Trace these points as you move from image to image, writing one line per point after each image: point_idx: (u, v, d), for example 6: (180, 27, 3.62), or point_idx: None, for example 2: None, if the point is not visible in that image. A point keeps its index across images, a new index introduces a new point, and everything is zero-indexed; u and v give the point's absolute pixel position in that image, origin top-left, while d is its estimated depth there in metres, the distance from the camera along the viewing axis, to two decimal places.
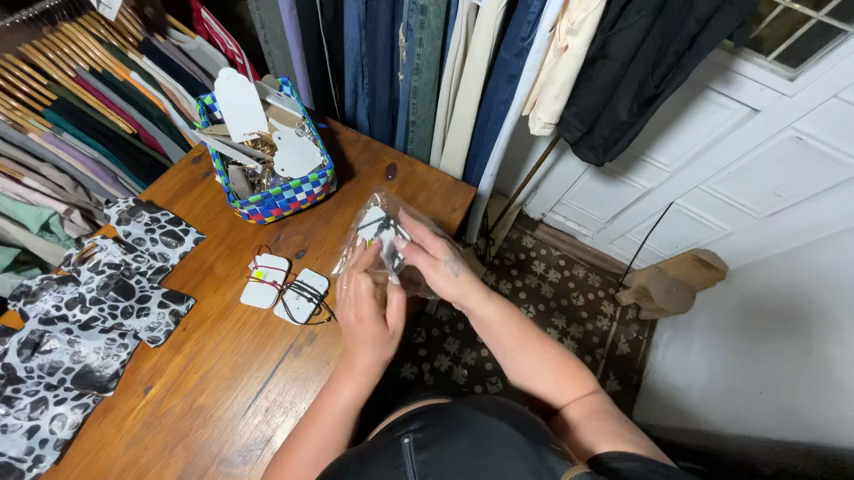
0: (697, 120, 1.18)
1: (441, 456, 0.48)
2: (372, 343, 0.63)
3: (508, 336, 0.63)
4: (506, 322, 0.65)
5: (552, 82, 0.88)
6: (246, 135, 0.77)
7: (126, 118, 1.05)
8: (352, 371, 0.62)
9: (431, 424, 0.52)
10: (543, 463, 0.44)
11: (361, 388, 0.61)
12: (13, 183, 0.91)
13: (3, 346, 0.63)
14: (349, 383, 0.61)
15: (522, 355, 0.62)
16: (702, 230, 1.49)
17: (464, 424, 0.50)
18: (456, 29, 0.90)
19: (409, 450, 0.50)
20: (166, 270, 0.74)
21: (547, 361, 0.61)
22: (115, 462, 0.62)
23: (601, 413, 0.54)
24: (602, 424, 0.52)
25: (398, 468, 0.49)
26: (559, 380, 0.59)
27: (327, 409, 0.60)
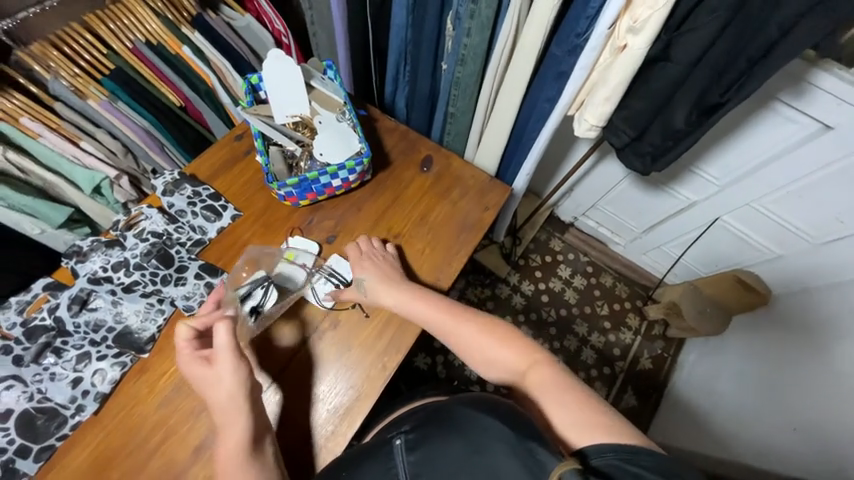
0: (757, 131, 1.10)
1: (435, 452, 0.51)
2: (218, 373, 0.60)
3: (451, 320, 0.69)
4: (448, 312, 0.70)
5: (605, 83, 0.84)
6: (288, 117, 0.77)
7: (175, 91, 1.08)
8: (223, 410, 0.59)
9: (423, 425, 0.56)
10: (534, 457, 0.45)
11: (241, 418, 0.58)
12: (72, 146, 0.97)
13: (56, 300, 0.67)
14: (230, 420, 0.58)
15: (466, 336, 0.67)
16: (749, 250, 1.39)
17: (457, 425, 0.52)
18: (507, 22, 0.87)
19: (400, 448, 0.53)
20: (204, 242, 0.76)
21: (492, 337, 0.66)
22: (146, 419, 0.65)
23: (562, 386, 0.56)
24: (561, 399, 0.54)
25: (390, 469, 0.52)
26: (514, 353, 0.63)
27: (226, 460, 0.56)
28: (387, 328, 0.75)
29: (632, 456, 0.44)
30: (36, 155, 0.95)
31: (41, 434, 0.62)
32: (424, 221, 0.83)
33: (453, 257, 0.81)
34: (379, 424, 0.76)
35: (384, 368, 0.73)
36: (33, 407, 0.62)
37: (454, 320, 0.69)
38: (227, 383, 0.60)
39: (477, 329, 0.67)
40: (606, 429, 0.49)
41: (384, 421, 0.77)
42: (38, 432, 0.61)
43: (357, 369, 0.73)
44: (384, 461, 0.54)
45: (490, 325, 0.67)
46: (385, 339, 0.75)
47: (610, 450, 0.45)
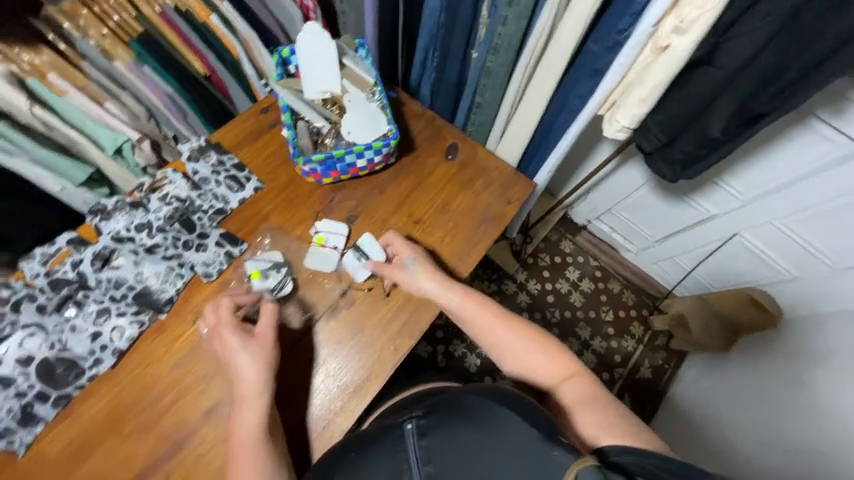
0: (790, 149, 1.07)
1: (447, 438, 0.51)
2: (243, 360, 0.63)
3: (486, 319, 0.70)
4: (484, 311, 0.70)
5: (641, 84, 0.81)
6: (318, 93, 0.76)
7: (201, 59, 1.08)
8: (245, 393, 0.62)
9: (434, 410, 0.56)
10: (549, 455, 0.44)
11: (259, 405, 0.61)
12: (97, 105, 0.97)
13: (79, 255, 0.68)
14: (248, 407, 0.61)
15: (501, 337, 0.68)
16: (764, 268, 1.36)
17: (468, 413, 0.53)
18: (546, 13, 0.85)
19: (412, 432, 0.54)
20: (225, 212, 0.76)
21: (529, 341, 0.66)
22: (159, 379, 0.66)
23: (596, 399, 0.57)
24: (595, 411, 0.56)
25: (400, 452, 0.54)
26: (549, 361, 0.64)
27: (239, 444, 0.59)
28: (398, 316, 0.75)
29: (651, 457, 0.44)
30: (60, 111, 0.95)
31: (60, 383, 0.63)
32: (446, 210, 0.83)
33: (473, 248, 0.81)
34: (381, 407, 0.79)
35: (396, 351, 0.74)
36: (53, 356, 0.63)
37: (489, 319, 0.69)
38: (250, 369, 0.62)
39: (513, 331, 0.68)
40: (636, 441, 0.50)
41: (382, 406, 0.79)
42: (58, 380, 0.63)
43: (367, 351, 0.73)
44: (395, 444, 0.55)
45: (528, 328, 0.68)
46: (394, 328, 0.75)
47: (632, 453, 0.45)
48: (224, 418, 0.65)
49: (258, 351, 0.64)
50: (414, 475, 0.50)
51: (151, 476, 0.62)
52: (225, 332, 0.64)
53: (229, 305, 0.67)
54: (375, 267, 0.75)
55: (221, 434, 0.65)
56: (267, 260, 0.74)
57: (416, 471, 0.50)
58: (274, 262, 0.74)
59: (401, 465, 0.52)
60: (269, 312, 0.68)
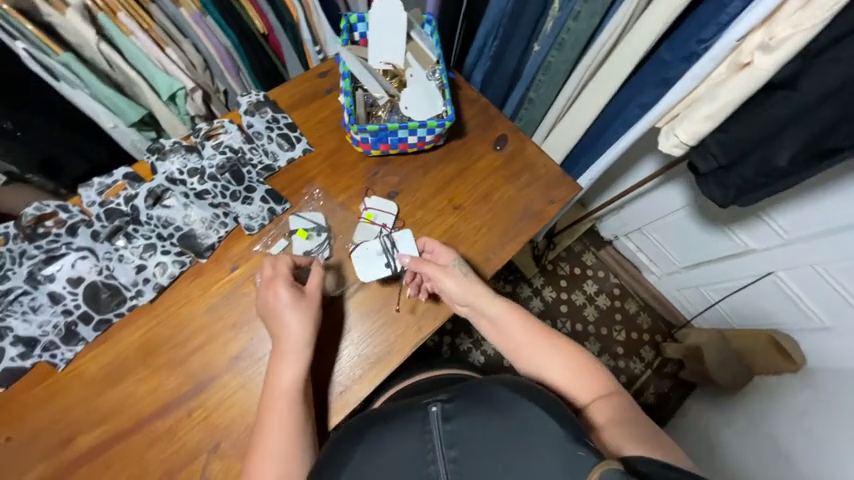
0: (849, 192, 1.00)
1: (471, 426, 0.52)
2: (291, 319, 0.65)
3: (518, 333, 0.70)
4: (518, 322, 0.71)
5: (711, 99, 0.76)
6: (381, 63, 0.77)
7: (262, 18, 1.09)
8: (287, 350, 0.64)
9: (457, 395, 0.56)
10: (575, 453, 0.46)
11: (299, 363, 0.64)
12: (158, 50, 0.97)
13: (133, 190, 0.70)
14: (289, 364, 0.64)
15: (533, 350, 0.68)
16: (792, 313, 1.29)
17: (497, 403, 0.53)
18: (621, 13, 0.82)
19: (437, 415, 0.54)
20: (273, 169, 0.77)
21: (563, 354, 0.67)
22: (193, 319, 0.69)
23: (627, 418, 0.59)
24: (626, 430, 0.57)
25: (426, 433, 0.53)
26: (581, 375, 0.65)
27: (276, 396, 0.62)
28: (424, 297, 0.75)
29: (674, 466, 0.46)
30: (123, 50, 0.95)
31: (104, 307, 0.66)
32: (486, 200, 0.82)
33: (508, 241, 0.80)
34: (402, 385, 0.84)
35: (419, 330, 0.74)
36: (101, 281, 0.67)
37: (523, 330, 0.70)
38: (296, 328, 0.65)
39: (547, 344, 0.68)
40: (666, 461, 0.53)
41: (390, 391, 0.86)
42: (101, 304, 0.66)
43: (391, 326, 0.74)
44: (417, 425, 0.54)
45: (563, 342, 0.69)
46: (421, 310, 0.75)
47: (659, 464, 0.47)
48: (248, 366, 0.68)
49: (305, 311, 0.66)
50: (437, 459, 0.50)
51: (174, 411, 0.65)
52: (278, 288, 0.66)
53: (287, 262, 0.69)
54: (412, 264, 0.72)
55: (243, 381, 0.67)
56: (311, 221, 0.76)
57: (440, 453, 0.51)
58: (318, 224, 0.75)
59: (425, 445, 0.52)
60: (315, 273, 0.70)
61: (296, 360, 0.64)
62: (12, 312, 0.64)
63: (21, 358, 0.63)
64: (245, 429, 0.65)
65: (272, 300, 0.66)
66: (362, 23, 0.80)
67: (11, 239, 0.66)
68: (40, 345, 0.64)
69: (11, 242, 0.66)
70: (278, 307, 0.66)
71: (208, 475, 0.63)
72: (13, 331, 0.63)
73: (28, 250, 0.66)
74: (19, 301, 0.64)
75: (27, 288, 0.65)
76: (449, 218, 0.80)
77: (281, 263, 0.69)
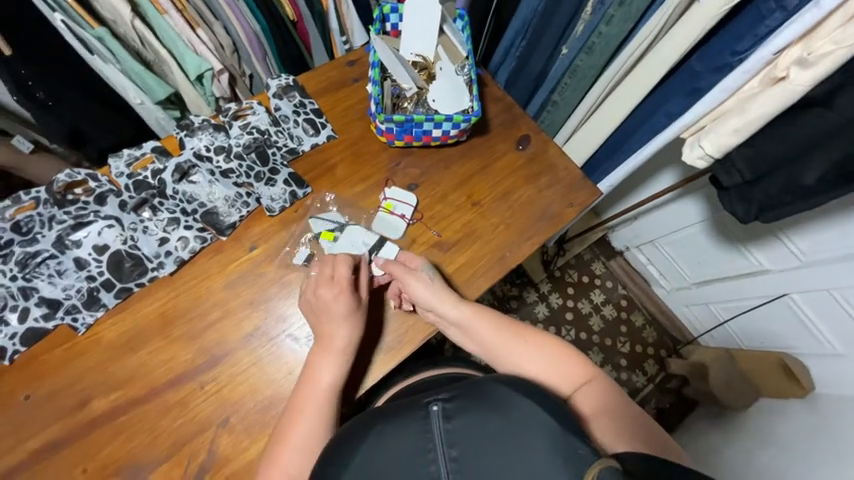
0: None
1: (472, 426, 0.51)
2: (343, 324, 0.66)
3: (494, 338, 0.69)
4: (494, 324, 0.70)
5: (740, 112, 0.74)
6: (412, 55, 0.79)
7: (292, 4, 1.09)
8: (328, 351, 0.65)
9: (458, 393, 0.55)
10: (575, 451, 0.47)
11: (340, 366, 0.65)
12: (190, 30, 0.97)
13: (161, 165, 0.72)
14: (329, 364, 0.64)
15: (511, 352, 0.67)
16: (805, 337, 1.27)
17: (502, 407, 0.52)
18: (655, 20, 0.81)
19: (437, 415, 0.53)
20: (297, 153, 0.78)
21: (541, 349, 0.66)
22: (211, 295, 0.70)
23: (611, 406, 0.60)
24: (611, 420, 0.58)
25: (426, 433, 0.52)
26: (565, 367, 0.64)
27: (310, 392, 0.62)
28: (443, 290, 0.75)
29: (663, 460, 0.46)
30: (156, 28, 0.96)
31: (126, 276, 0.68)
32: (505, 199, 0.82)
33: (524, 241, 0.80)
34: (407, 380, 0.84)
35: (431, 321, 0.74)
36: (125, 250, 0.68)
37: (498, 333, 0.69)
38: (348, 334, 0.66)
39: (524, 342, 0.68)
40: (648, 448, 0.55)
41: (391, 390, 0.84)
42: (124, 273, 0.68)
43: (403, 318, 0.74)
44: (418, 424, 0.54)
45: (538, 338, 0.68)
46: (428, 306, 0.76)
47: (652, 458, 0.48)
48: (261, 344, 0.69)
49: (354, 317, 0.67)
50: (438, 458, 0.50)
51: (187, 382, 0.66)
52: (339, 291, 0.67)
53: (348, 265, 0.69)
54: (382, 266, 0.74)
55: (255, 358, 0.68)
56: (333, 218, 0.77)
57: (440, 453, 0.51)
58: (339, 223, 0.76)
59: (426, 444, 0.52)
60: (367, 281, 0.71)
61: (340, 362, 0.65)
62: (38, 274, 0.66)
63: (44, 319, 0.65)
64: (256, 406, 0.66)
65: (329, 300, 0.66)
66: (394, 14, 0.80)
67: (41, 204, 0.67)
68: (63, 308, 0.65)
69: (41, 207, 0.67)
70: (336, 309, 0.66)
71: (215, 448, 0.64)
72: (39, 292, 0.65)
73: (57, 215, 0.67)
74: (45, 264, 0.66)
75: (54, 252, 0.66)
76: (467, 215, 0.80)
77: (340, 264, 0.69)
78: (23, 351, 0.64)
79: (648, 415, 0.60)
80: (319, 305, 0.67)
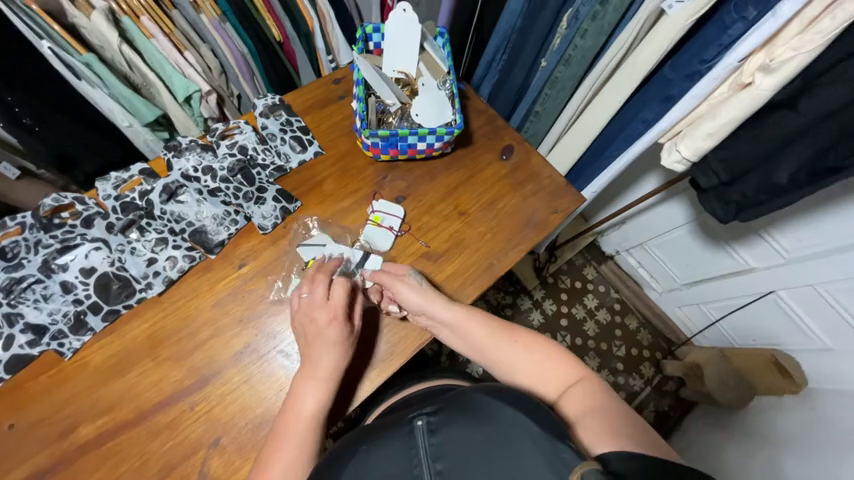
0: (842, 214, 1.02)
1: (455, 436, 0.52)
2: (331, 350, 0.65)
3: (484, 337, 0.70)
4: (484, 324, 0.71)
5: (712, 117, 0.77)
6: (395, 72, 0.83)
7: (278, 26, 1.13)
8: (313, 378, 0.64)
9: (443, 407, 0.57)
10: (557, 455, 0.47)
11: (324, 392, 0.63)
12: (177, 53, 0.99)
13: (149, 186, 0.72)
14: (313, 390, 0.63)
15: (501, 350, 0.68)
16: (795, 333, 1.29)
17: (487, 414, 0.53)
18: (628, 33, 0.85)
19: (422, 429, 0.54)
20: (284, 170, 0.79)
21: (531, 349, 0.67)
22: (200, 313, 0.70)
23: (600, 405, 0.57)
24: (599, 416, 0.55)
25: (412, 450, 0.53)
26: (555, 366, 0.64)
27: (294, 419, 0.61)
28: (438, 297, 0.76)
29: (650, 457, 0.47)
30: (144, 52, 0.97)
31: (113, 297, 0.67)
32: (491, 208, 0.84)
33: (512, 248, 0.81)
34: (404, 393, 0.84)
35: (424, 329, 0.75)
36: (112, 272, 0.68)
37: (488, 334, 0.70)
38: (335, 360, 0.65)
39: (514, 342, 0.68)
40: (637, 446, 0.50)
41: (383, 405, 0.84)
42: (111, 295, 0.67)
43: (395, 332, 0.75)
44: (404, 441, 0.54)
45: (528, 340, 0.68)
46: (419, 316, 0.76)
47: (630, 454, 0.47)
48: (252, 361, 0.69)
49: (342, 343, 0.66)
50: (423, 473, 0.50)
51: (177, 403, 0.65)
52: (333, 317, 0.66)
53: (344, 287, 0.68)
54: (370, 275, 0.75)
55: (246, 376, 0.68)
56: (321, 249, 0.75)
57: (425, 467, 0.50)
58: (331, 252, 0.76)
59: (411, 460, 0.52)
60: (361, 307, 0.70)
61: (323, 389, 0.63)
62: (24, 299, 0.65)
63: (29, 345, 0.64)
64: (248, 424, 0.65)
65: (323, 324, 0.66)
66: (377, 33, 0.83)
67: (27, 229, 0.67)
68: (49, 333, 0.65)
69: (27, 232, 0.67)
70: (328, 335, 0.65)
71: (206, 470, 0.63)
72: (24, 318, 0.64)
73: (43, 240, 0.67)
74: (31, 289, 0.65)
75: (40, 276, 0.66)
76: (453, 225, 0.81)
77: (336, 286, 0.68)
78: (7, 378, 0.63)
79: (643, 419, 0.55)
80: (312, 330, 0.66)
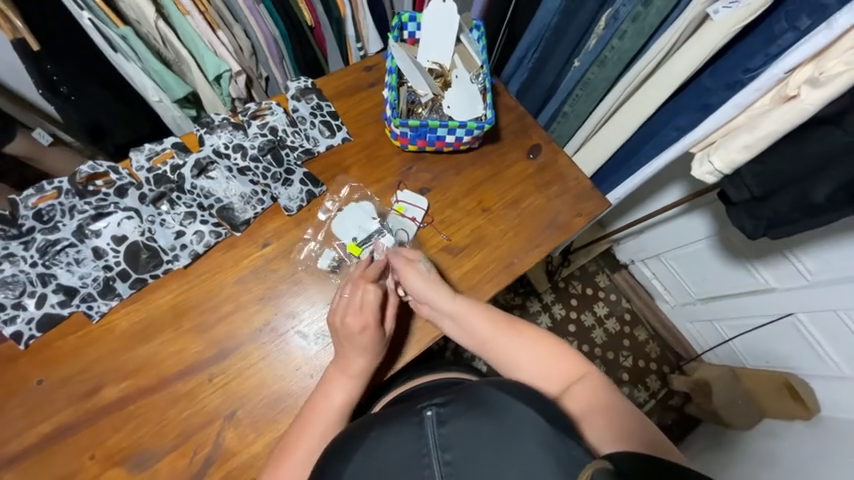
0: None
1: (465, 431, 0.52)
2: (364, 351, 0.66)
3: (490, 332, 0.69)
4: (490, 319, 0.70)
5: (750, 129, 0.74)
6: (429, 62, 0.82)
7: (311, 10, 1.12)
8: (342, 375, 0.65)
9: (453, 399, 0.57)
10: (567, 453, 0.48)
11: (354, 390, 0.65)
12: (210, 32, 1.00)
13: (181, 160, 0.74)
14: (342, 385, 0.65)
15: (506, 346, 0.67)
16: (812, 359, 1.25)
17: (499, 414, 0.52)
18: (668, 36, 0.82)
19: (432, 420, 0.54)
20: (312, 154, 0.80)
21: (537, 346, 0.66)
22: (223, 289, 0.71)
23: (606, 404, 0.58)
24: (606, 417, 0.56)
25: (421, 441, 0.53)
26: (560, 363, 0.64)
27: (319, 412, 0.62)
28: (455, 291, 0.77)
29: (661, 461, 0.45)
30: (178, 28, 0.98)
31: (141, 266, 0.69)
32: (515, 206, 0.83)
33: (533, 248, 0.81)
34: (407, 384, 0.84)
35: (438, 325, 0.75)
36: (142, 242, 0.70)
37: (493, 328, 0.69)
38: (367, 360, 0.66)
39: (520, 338, 0.68)
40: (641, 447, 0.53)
41: (390, 394, 0.82)
42: (139, 264, 0.69)
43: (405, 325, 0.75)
44: (413, 431, 0.54)
45: (532, 336, 0.68)
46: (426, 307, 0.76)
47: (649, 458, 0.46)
48: (271, 339, 0.70)
49: (376, 346, 0.67)
50: (432, 464, 0.51)
51: (196, 374, 0.67)
52: (365, 325, 0.66)
53: (378, 293, 0.68)
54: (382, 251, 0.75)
55: (264, 353, 0.69)
56: (357, 228, 0.77)
57: (435, 457, 0.51)
58: (371, 231, 0.76)
59: (421, 449, 0.52)
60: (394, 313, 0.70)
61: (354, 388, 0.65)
62: (58, 261, 0.67)
63: (60, 306, 0.66)
64: (263, 401, 0.67)
65: (354, 332, 0.65)
66: (413, 23, 0.83)
67: (63, 194, 0.69)
68: (79, 295, 0.67)
69: (63, 196, 0.69)
70: (358, 342, 0.65)
71: (221, 440, 0.64)
72: (57, 279, 0.67)
73: (77, 206, 0.69)
74: (65, 252, 0.68)
75: (73, 240, 0.68)
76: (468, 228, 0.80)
77: (368, 291, 0.68)
78: (38, 336, 0.65)
79: (644, 416, 0.57)
80: (346, 332, 0.65)
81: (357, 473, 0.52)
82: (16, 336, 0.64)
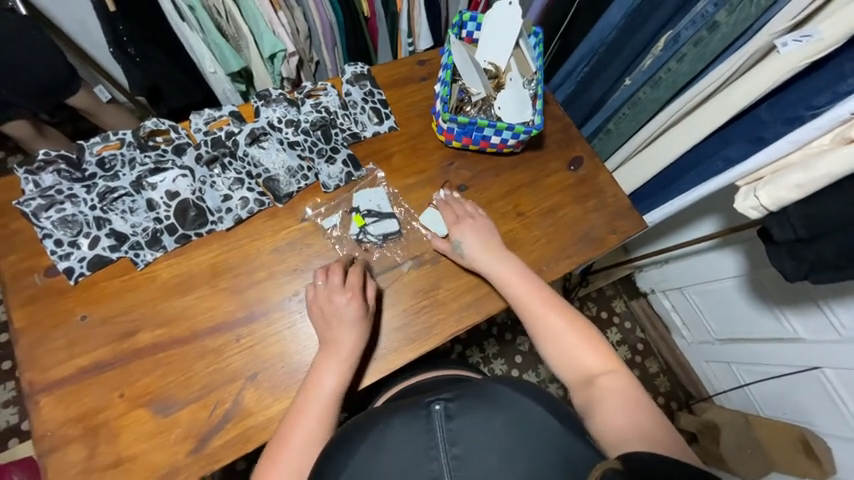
0: None
1: (473, 424, 0.52)
2: (351, 329, 0.67)
3: (537, 303, 0.70)
4: (537, 292, 0.71)
5: (804, 167, 0.70)
6: (485, 62, 0.84)
7: (370, 1, 1.15)
8: (332, 355, 0.66)
9: (460, 393, 0.55)
10: (577, 448, 0.50)
11: (344, 372, 0.65)
12: (272, 11, 1.03)
13: (236, 127, 0.77)
14: (333, 368, 0.65)
15: (547, 320, 0.69)
16: (834, 417, 1.18)
17: (503, 406, 0.53)
18: (729, 64, 0.81)
19: (440, 416, 0.53)
20: (358, 138, 0.82)
21: (574, 330, 0.68)
22: (259, 256, 0.74)
23: (632, 397, 0.60)
24: (627, 409, 0.58)
25: (428, 435, 0.52)
26: (593, 352, 0.66)
27: (314, 391, 0.64)
28: (478, 289, 0.77)
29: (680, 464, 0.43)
30: (242, 5, 1.02)
31: (188, 223, 0.72)
32: (550, 214, 0.83)
33: (563, 258, 0.80)
34: (415, 375, 0.85)
35: (460, 321, 0.75)
36: (192, 201, 0.73)
37: (537, 296, 0.71)
38: (354, 338, 0.67)
39: (561, 316, 0.69)
40: (659, 447, 0.54)
41: (389, 392, 0.82)
42: (187, 220, 0.72)
43: (420, 320, 0.74)
44: (420, 423, 0.53)
45: (575, 321, 0.69)
46: (470, 301, 0.76)
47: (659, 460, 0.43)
48: (297, 310, 0.72)
49: (361, 323, 0.68)
50: (439, 455, 0.51)
51: (224, 333, 0.69)
52: (352, 294, 0.68)
53: (358, 272, 0.71)
54: (403, 247, 0.78)
55: (289, 322, 0.71)
56: (375, 205, 0.78)
57: (441, 451, 0.51)
58: (385, 210, 0.78)
59: (427, 443, 0.52)
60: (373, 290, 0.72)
61: (339, 367, 0.65)
62: (114, 208, 0.71)
63: (111, 250, 0.70)
64: (284, 368, 0.69)
65: (342, 304, 0.68)
66: (472, 23, 0.85)
67: (125, 145, 0.74)
68: (129, 242, 0.70)
69: (125, 147, 0.74)
70: (347, 313, 0.67)
71: (241, 399, 0.67)
72: (111, 225, 0.70)
73: (137, 158, 0.73)
74: (121, 200, 0.72)
75: (131, 190, 0.72)
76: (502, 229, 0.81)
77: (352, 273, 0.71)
78: (87, 274, 0.69)
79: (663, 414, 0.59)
80: (332, 306, 0.68)
81: (362, 458, 0.52)
82: (68, 271, 0.68)
